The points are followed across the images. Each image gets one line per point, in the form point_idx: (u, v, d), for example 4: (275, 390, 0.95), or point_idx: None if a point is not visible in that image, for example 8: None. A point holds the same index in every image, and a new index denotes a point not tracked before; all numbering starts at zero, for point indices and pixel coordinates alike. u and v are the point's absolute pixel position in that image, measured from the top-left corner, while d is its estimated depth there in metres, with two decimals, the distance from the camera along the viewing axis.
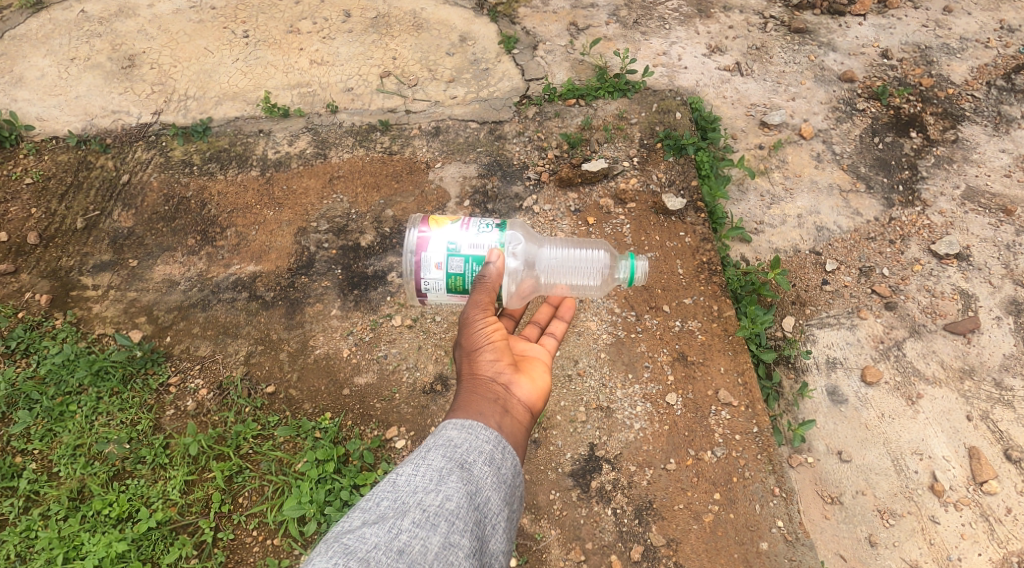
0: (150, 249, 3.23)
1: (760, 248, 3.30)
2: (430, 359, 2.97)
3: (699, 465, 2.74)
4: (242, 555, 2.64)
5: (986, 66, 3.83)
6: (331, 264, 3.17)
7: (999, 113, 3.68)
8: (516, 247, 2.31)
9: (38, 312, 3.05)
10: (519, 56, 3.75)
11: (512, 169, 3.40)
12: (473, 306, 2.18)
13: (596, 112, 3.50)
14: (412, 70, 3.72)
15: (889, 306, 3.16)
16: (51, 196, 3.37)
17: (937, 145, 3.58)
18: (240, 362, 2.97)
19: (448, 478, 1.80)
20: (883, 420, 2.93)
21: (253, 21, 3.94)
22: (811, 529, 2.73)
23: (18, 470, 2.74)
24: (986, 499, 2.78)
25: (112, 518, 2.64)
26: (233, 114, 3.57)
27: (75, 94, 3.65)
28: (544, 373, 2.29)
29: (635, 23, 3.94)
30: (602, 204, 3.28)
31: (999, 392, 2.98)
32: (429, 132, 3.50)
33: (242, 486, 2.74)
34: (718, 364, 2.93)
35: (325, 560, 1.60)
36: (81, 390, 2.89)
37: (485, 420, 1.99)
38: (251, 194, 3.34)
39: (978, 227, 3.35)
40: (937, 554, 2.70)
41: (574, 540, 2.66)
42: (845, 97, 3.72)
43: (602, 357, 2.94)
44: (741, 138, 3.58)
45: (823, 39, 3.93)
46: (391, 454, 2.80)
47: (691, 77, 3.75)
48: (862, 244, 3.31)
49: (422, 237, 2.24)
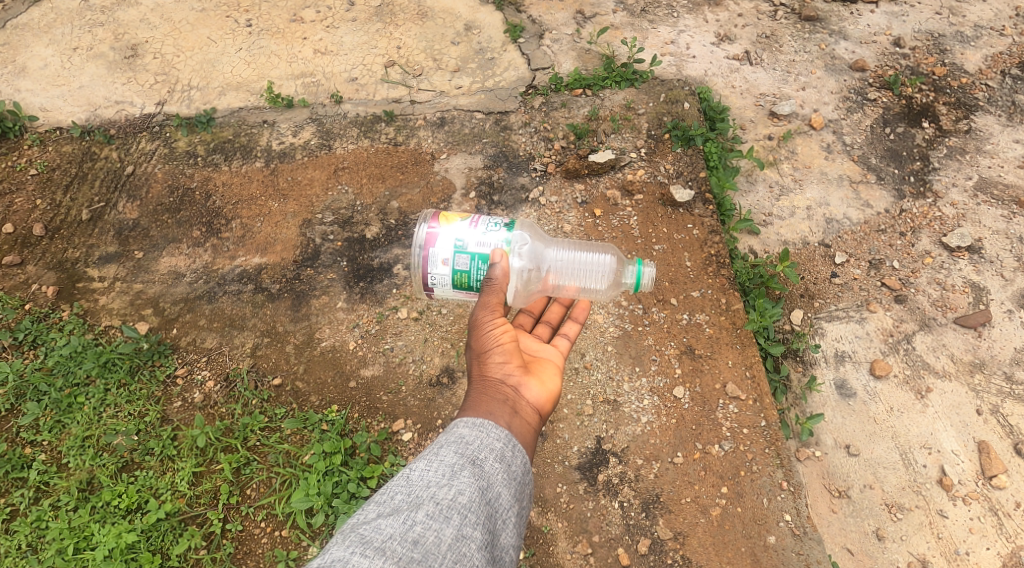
0: (156, 240, 3.22)
1: (769, 240, 3.28)
2: (437, 351, 2.96)
3: (707, 459, 2.74)
4: (251, 546, 2.65)
5: (1001, 55, 3.76)
6: (336, 257, 3.16)
7: (1013, 103, 3.62)
8: (522, 248, 2.26)
9: (45, 304, 3.05)
10: (526, 45, 3.71)
11: (518, 160, 3.37)
12: (483, 308, 2.17)
13: (604, 102, 3.46)
14: (417, 59, 3.69)
15: (900, 298, 3.14)
16: (55, 186, 3.34)
17: (949, 136, 3.54)
18: (246, 354, 2.96)
19: (460, 473, 1.80)
20: (892, 414, 2.92)
21: (257, 9, 3.90)
22: (818, 523, 2.72)
23: (28, 461, 2.75)
24: (995, 493, 2.77)
25: (122, 509, 2.66)
26: (237, 104, 3.55)
27: (78, 84, 3.62)
28: (554, 376, 2.27)
29: (644, 11, 3.90)
30: (609, 196, 3.24)
31: (1010, 386, 2.96)
32: (434, 123, 3.48)
33: (251, 478, 2.75)
34: (726, 357, 2.91)
35: (342, 549, 1.60)
36: (90, 382, 2.89)
37: (495, 420, 1.98)
38: (256, 185, 3.33)
39: (990, 219, 3.31)
40: (946, 548, 2.69)
41: (582, 532, 2.65)
42: (857, 86, 3.68)
43: (609, 350, 2.92)
44: (749, 129, 3.55)
45: (834, 27, 3.88)
46: (398, 446, 2.80)
47: (701, 67, 3.71)
48: (872, 236, 3.29)
49: (431, 233, 2.23)
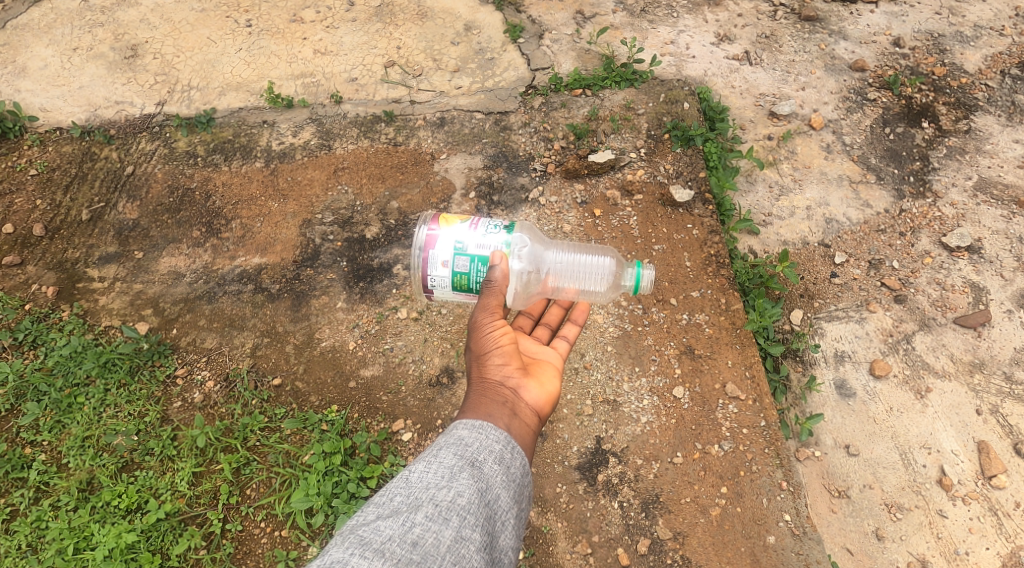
0: (156, 240, 3.22)
1: (768, 240, 3.28)
2: (436, 351, 2.96)
3: (706, 459, 2.74)
4: (251, 546, 2.65)
5: (1001, 55, 3.76)
6: (336, 257, 3.16)
7: (1013, 103, 3.62)
8: (522, 250, 2.26)
9: (45, 304, 3.05)
10: (526, 45, 3.71)
11: (518, 160, 3.37)
12: (482, 310, 2.18)
13: (603, 102, 3.46)
14: (417, 59, 3.69)
15: (899, 298, 3.14)
16: (55, 187, 3.35)
17: (949, 136, 3.54)
18: (246, 354, 2.96)
19: (459, 475, 1.80)
20: (892, 414, 2.92)
21: (257, 10, 3.90)
22: (817, 523, 2.72)
23: (28, 461, 2.75)
24: (995, 493, 2.77)
25: (122, 509, 2.66)
26: (237, 105, 3.56)
27: (78, 85, 3.63)
28: (554, 378, 2.27)
29: (643, 11, 3.90)
30: (608, 196, 3.24)
31: (1010, 386, 2.96)
32: (434, 123, 3.48)
33: (250, 478, 2.75)
34: (726, 357, 2.91)
35: (341, 550, 1.60)
36: (89, 382, 2.89)
37: (494, 422, 1.98)
38: (256, 185, 3.33)
39: (990, 219, 3.31)
40: (945, 548, 2.69)
41: (581, 532, 2.65)
42: (857, 86, 3.68)
43: (608, 350, 2.92)
44: (749, 129, 3.55)
45: (834, 27, 3.88)
46: (398, 446, 2.80)
47: (700, 67, 3.71)
48: (872, 236, 3.29)
49: (431, 234, 2.23)
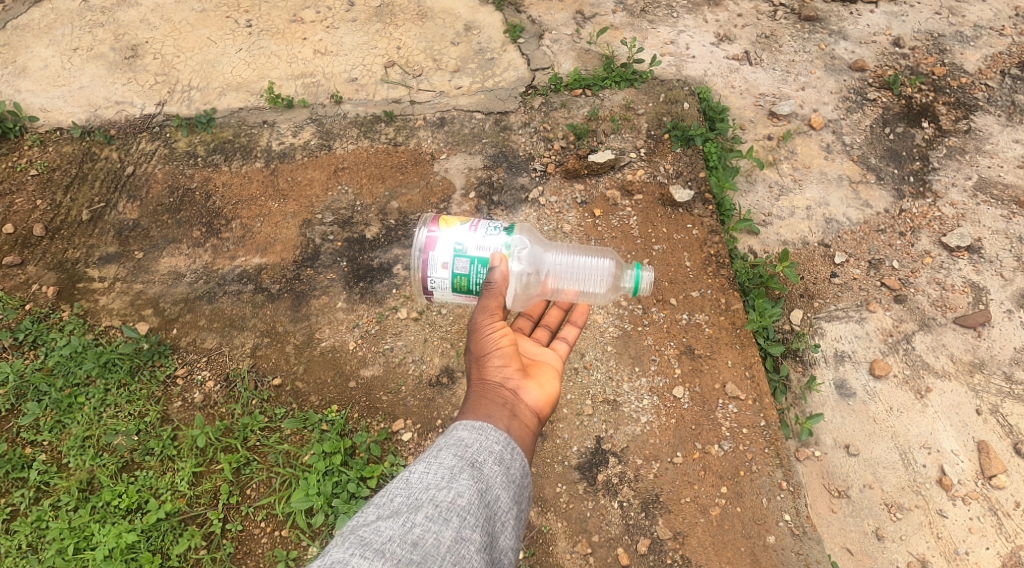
0: (156, 241, 3.23)
1: (768, 240, 3.28)
2: (436, 351, 2.96)
3: (706, 459, 2.74)
4: (251, 546, 2.65)
5: (1001, 54, 3.76)
6: (336, 257, 3.16)
7: (1012, 103, 3.62)
8: (521, 252, 2.26)
9: (45, 304, 3.05)
10: (525, 45, 3.71)
11: (518, 160, 3.37)
12: (482, 311, 2.18)
13: (603, 102, 3.46)
14: (417, 59, 3.69)
15: (899, 298, 3.14)
16: (55, 187, 3.35)
17: (949, 136, 3.54)
18: (246, 354, 2.96)
19: (459, 476, 1.80)
20: (892, 414, 2.92)
21: (257, 10, 3.91)
22: (817, 523, 2.72)
23: (28, 461, 2.75)
24: (995, 493, 2.77)
25: (122, 509, 2.66)
26: (237, 105, 3.56)
27: (78, 85, 3.63)
28: (553, 379, 2.28)
29: (643, 11, 3.91)
30: (608, 196, 3.25)
31: (1009, 386, 2.96)
32: (434, 123, 3.48)
33: (250, 478, 2.75)
34: (726, 357, 2.91)
35: (341, 551, 1.60)
36: (90, 382, 2.89)
37: (494, 423, 1.98)
38: (256, 185, 3.33)
39: (990, 219, 3.31)
40: (945, 548, 2.69)
41: (581, 532, 2.65)
42: (856, 86, 3.68)
43: (608, 350, 2.93)
44: (749, 129, 3.55)
45: (834, 27, 3.88)
46: (398, 446, 2.80)
47: (700, 67, 3.71)
48: (872, 236, 3.29)
49: (431, 236, 2.23)
